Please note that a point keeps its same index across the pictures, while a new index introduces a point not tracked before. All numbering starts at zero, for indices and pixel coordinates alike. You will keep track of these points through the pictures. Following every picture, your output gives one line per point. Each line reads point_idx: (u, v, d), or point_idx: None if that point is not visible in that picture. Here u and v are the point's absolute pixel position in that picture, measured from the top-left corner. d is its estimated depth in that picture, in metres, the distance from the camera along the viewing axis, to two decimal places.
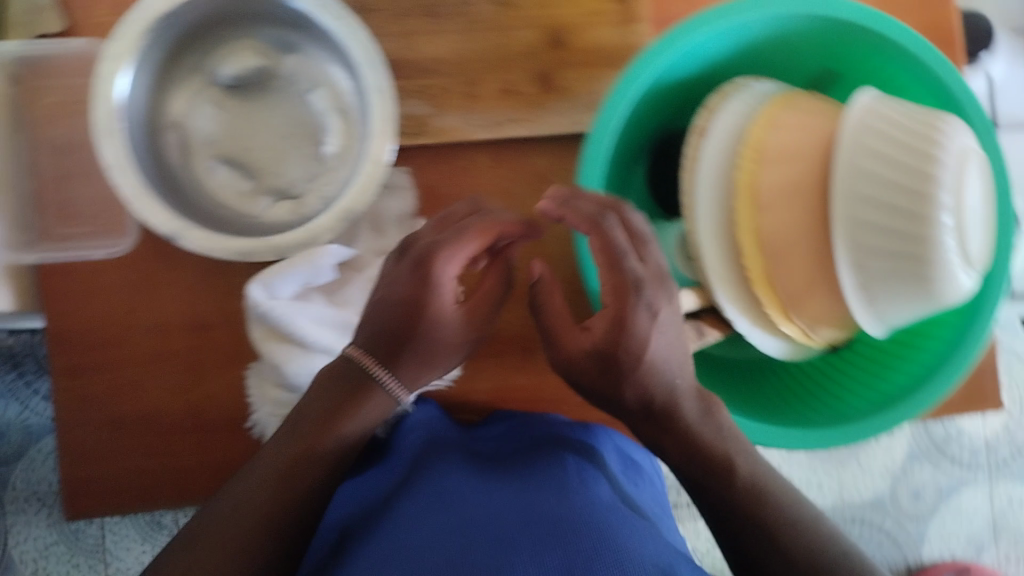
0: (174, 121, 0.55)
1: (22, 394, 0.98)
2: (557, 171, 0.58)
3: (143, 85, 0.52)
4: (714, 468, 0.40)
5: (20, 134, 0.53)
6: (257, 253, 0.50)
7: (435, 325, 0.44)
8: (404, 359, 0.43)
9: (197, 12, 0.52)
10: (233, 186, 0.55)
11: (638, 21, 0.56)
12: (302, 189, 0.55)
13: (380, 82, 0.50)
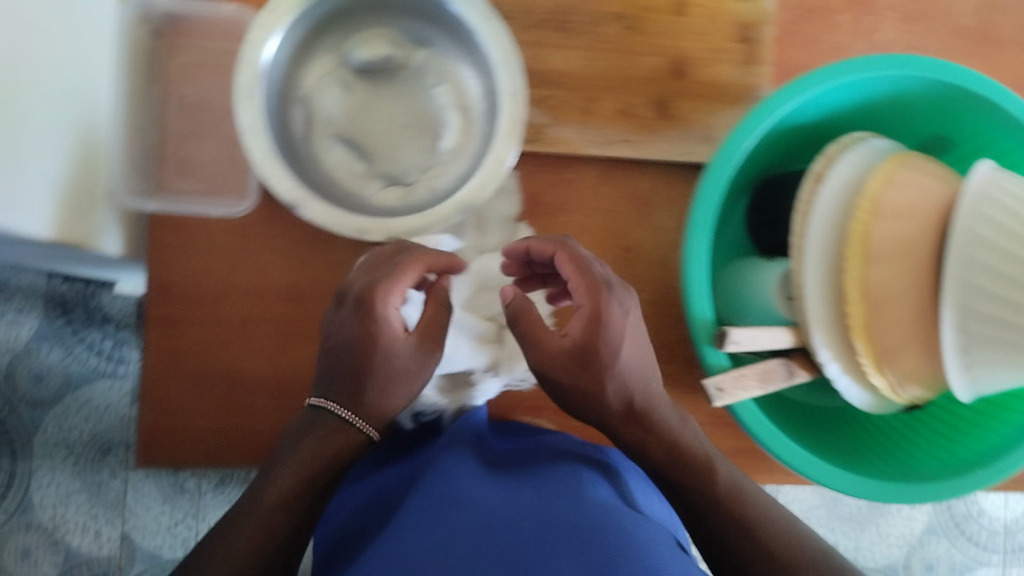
0: (303, 96, 0.55)
1: (67, 340, 0.99)
2: (660, 196, 0.59)
3: (285, 56, 0.53)
4: (688, 469, 0.47)
5: (153, 86, 0.54)
6: (373, 232, 0.51)
7: (392, 357, 0.45)
8: (364, 395, 0.45)
9: None
10: (347, 166, 0.56)
11: (759, 63, 0.58)
12: (413, 178, 0.56)
13: (513, 86, 0.51)
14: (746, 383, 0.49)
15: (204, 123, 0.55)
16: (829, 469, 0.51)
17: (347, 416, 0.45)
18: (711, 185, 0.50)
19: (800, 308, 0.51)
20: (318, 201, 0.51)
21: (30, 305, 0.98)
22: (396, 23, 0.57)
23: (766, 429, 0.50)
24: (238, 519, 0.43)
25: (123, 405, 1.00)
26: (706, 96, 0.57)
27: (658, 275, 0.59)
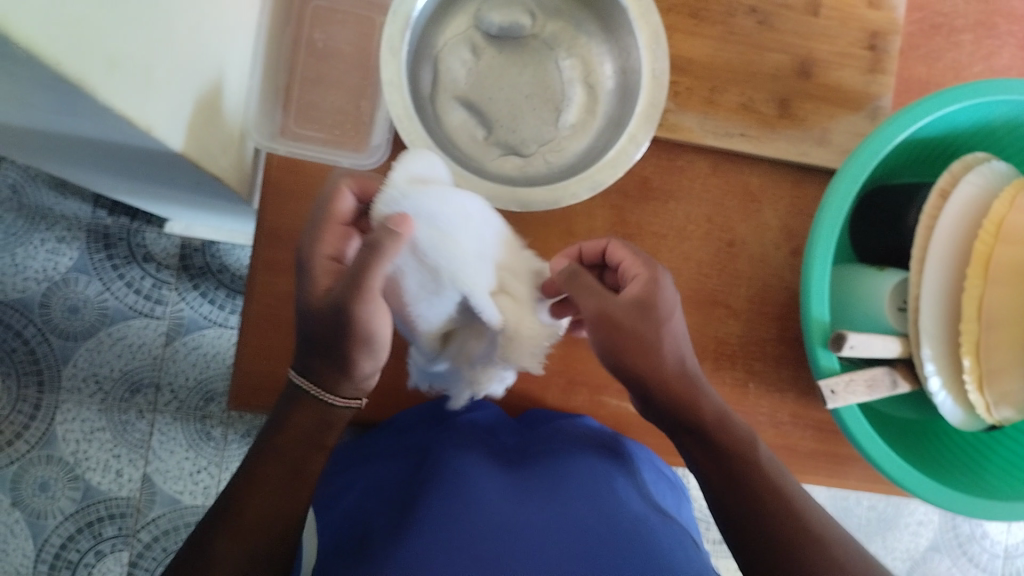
0: (435, 55, 0.56)
1: (107, 275, 0.98)
2: (768, 194, 0.59)
3: (428, 13, 0.53)
4: (733, 449, 0.44)
5: (286, 28, 0.54)
6: (500, 199, 0.50)
7: (330, 314, 0.42)
8: (323, 361, 0.44)
9: None
10: (469, 130, 0.56)
11: (881, 73, 0.58)
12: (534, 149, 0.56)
13: (656, 69, 0.51)
14: (855, 388, 0.49)
15: (334, 72, 0.55)
16: (919, 477, 0.52)
17: (319, 395, 0.45)
18: (844, 186, 0.51)
19: (915, 320, 0.52)
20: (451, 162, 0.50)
21: (73, 235, 0.97)
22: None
23: (868, 434, 0.51)
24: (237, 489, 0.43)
25: (157, 346, 0.99)
26: (828, 100, 0.58)
27: (756, 273, 0.59)
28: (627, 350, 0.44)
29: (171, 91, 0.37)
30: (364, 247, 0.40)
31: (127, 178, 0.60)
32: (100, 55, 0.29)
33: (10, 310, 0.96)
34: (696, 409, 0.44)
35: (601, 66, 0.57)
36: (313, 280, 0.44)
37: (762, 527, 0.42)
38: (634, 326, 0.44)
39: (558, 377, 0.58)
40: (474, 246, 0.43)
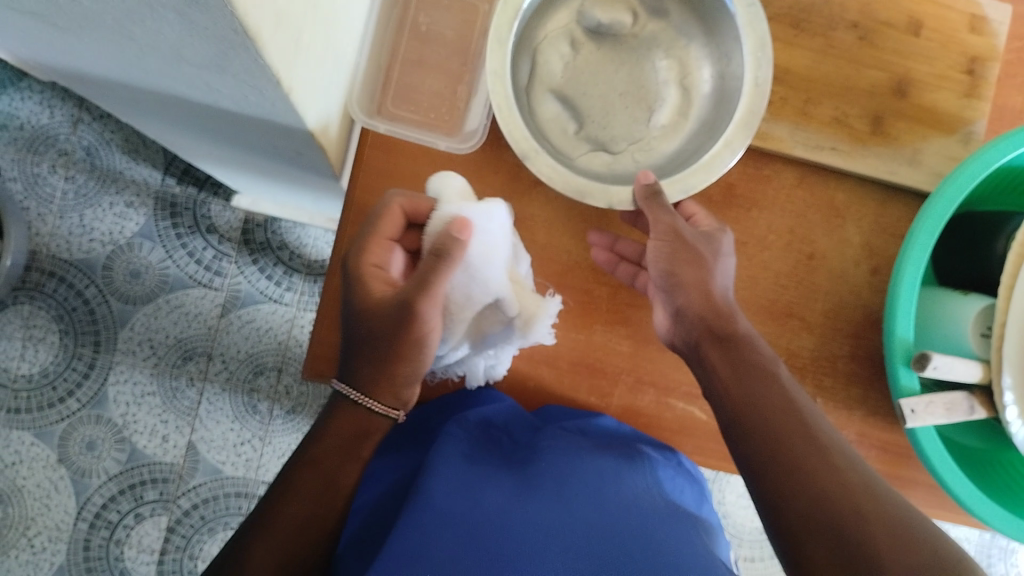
0: (534, 46, 0.56)
1: (170, 243, 1.00)
2: (851, 210, 0.59)
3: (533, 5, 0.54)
4: (754, 403, 0.46)
5: (394, 9, 0.55)
6: (592, 196, 0.51)
7: (393, 322, 0.45)
8: (375, 367, 0.46)
9: None
10: (559, 123, 0.56)
11: (978, 98, 0.58)
12: (623, 146, 0.56)
13: (756, 78, 0.52)
14: (933, 409, 0.49)
15: (434, 56, 0.56)
16: (990, 505, 0.51)
17: (359, 399, 0.47)
18: (937, 209, 0.51)
19: (998, 346, 0.51)
20: (546, 155, 0.50)
21: (141, 202, 0.99)
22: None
23: (941, 457, 0.50)
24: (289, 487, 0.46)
25: (212, 317, 1.00)
26: (922, 120, 0.58)
27: (834, 288, 0.59)
28: (683, 264, 0.51)
29: (308, 59, 0.38)
30: (432, 256, 0.45)
31: (218, 145, 0.61)
32: (273, 17, 0.30)
33: (74, 269, 0.98)
34: (724, 324, 0.50)
35: (699, 67, 0.57)
36: (366, 285, 0.47)
37: (756, 415, 0.46)
38: (696, 246, 0.51)
39: (625, 375, 0.58)
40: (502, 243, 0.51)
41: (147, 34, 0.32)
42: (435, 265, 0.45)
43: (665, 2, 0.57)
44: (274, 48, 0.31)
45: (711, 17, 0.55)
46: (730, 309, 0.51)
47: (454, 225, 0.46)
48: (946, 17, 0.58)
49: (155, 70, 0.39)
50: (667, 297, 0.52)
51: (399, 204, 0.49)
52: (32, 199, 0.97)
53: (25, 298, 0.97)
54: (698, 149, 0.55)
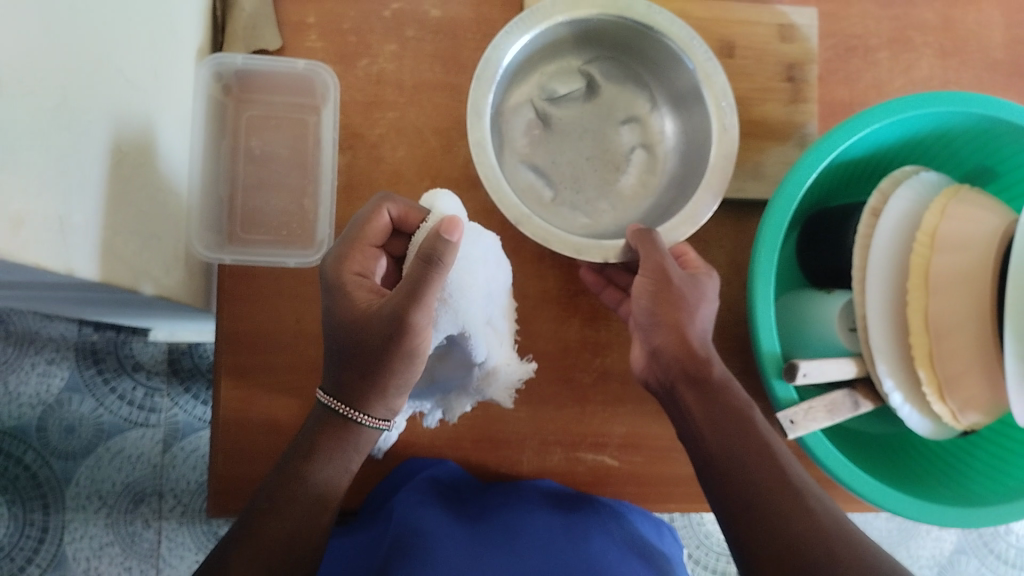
0: (500, 121, 0.59)
1: (98, 390, 1.00)
2: (711, 234, 0.60)
3: (502, 84, 0.57)
4: (735, 428, 0.46)
5: (224, 142, 0.56)
6: (557, 244, 0.50)
7: (393, 335, 0.42)
8: (365, 376, 0.45)
9: (566, 32, 0.57)
10: (535, 191, 0.59)
11: (805, 102, 0.60)
12: (597, 205, 0.59)
13: (726, 122, 0.54)
14: (815, 415, 0.50)
15: (274, 176, 0.57)
16: (894, 495, 0.51)
17: (348, 413, 0.47)
18: (774, 219, 0.52)
19: (864, 338, 0.52)
20: (537, 219, 0.50)
21: (62, 356, 0.99)
22: (597, 63, 0.61)
23: (839, 461, 0.51)
24: (265, 516, 0.44)
25: (155, 454, 1.00)
26: (756, 134, 0.59)
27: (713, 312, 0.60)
28: (671, 306, 0.50)
29: (90, 232, 0.38)
30: (421, 261, 0.41)
31: (86, 305, 0.61)
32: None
33: (8, 438, 0.97)
34: (702, 367, 0.48)
35: (657, 127, 0.62)
36: (353, 295, 0.45)
37: (732, 439, 0.46)
38: (681, 289, 0.50)
39: (530, 440, 0.59)
40: (482, 276, 0.49)
41: None
42: (428, 270, 0.41)
43: (617, 64, 0.61)
44: (16, 247, 0.31)
45: (663, 72, 0.59)
46: (708, 354, 0.49)
47: (445, 224, 0.41)
48: (755, 33, 0.60)
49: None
50: (645, 335, 0.51)
51: (392, 205, 0.49)
52: None
53: None
54: (677, 194, 0.58)
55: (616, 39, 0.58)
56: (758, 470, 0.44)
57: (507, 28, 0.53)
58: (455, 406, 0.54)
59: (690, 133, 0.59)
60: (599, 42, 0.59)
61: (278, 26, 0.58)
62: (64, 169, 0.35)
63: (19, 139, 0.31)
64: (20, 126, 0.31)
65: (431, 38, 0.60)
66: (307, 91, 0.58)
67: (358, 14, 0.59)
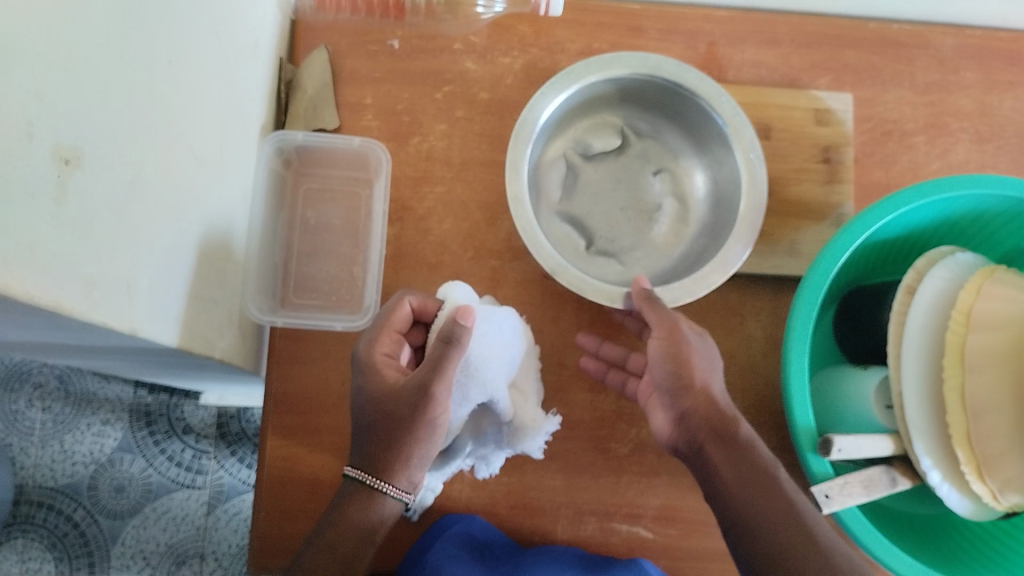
0: (535, 174, 0.62)
1: (149, 451, 1.02)
2: (746, 306, 0.61)
3: (539, 139, 0.60)
4: (760, 485, 0.46)
5: (282, 211, 0.60)
6: (590, 290, 0.53)
7: (419, 408, 0.46)
8: (393, 442, 0.47)
9: (598, 91, 0.60)
10: (570, 241, 0.60)
11: (841, 182, 0.62)
12: (628, 255, 0.61)
13: (754, 173, 0.56)
14: (851, 489, 0.49)
15: (326, 244, 0.61)
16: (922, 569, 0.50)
17: (375, 484, 0.47)
18: (809, 298, 0.53)
19: (902, 416, 0.52)
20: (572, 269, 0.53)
21: (116, 416, 1.02)
22: (630, 119, 0.64)
23: (873, 536, 0.50)
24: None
25: (199, 516, 1.01)
26: (791, 213, 0.61)
27: (748, 386, 0.60)
28: (691, 369, 0.50)
29: (157, 295, 0.40)
30: (442, 342, 0.47)
31: (145, 365, 0.64)
32: (71, 278, 0.31)
33: (60, 495, 1.00)
34: (730, 427, 0.48)
35: (687, 177, 0.63)
36: (382, 373, 0.50)
37: (758, 498, 0.45)
38: (699, 351, 0.52)
39: (565, 508, 0.59)
40: (499, 347, 0.54)
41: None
42: (450, 347, 0.47)
43: (648, 120, 0.64)
44: (88, 306, 0.32)
45: (695, 128, 0.61)
46: (735, 413, 0.50)
47: (459, 313, 0.48)
48: (790, 117, 0.63)
49: (9, 333, 0.41)
50: (671, 401, 0.51)
51: (412, 297, 0.54)
52: (12, 434, 1.00)
53: (17, 533, 0.99)
54: (712, 240, 0.59)
55: (646, 96, 0.61)
56: (795, 543, 0.44)
57: (541, 90, 0.57)
58: (494, 461, 0.57)
59: (717, 186, 0.61)
60: (631, 99, 0.62)
61: (337, 105, 0.62)
62: (137, 236, 0.37)
63: (93, 210, 0.33)
64: (95, 195, 0.33)
65: (480, 118, 0.63)
66: (362, 165, 0.62)
67: (412, 95, 0.63)
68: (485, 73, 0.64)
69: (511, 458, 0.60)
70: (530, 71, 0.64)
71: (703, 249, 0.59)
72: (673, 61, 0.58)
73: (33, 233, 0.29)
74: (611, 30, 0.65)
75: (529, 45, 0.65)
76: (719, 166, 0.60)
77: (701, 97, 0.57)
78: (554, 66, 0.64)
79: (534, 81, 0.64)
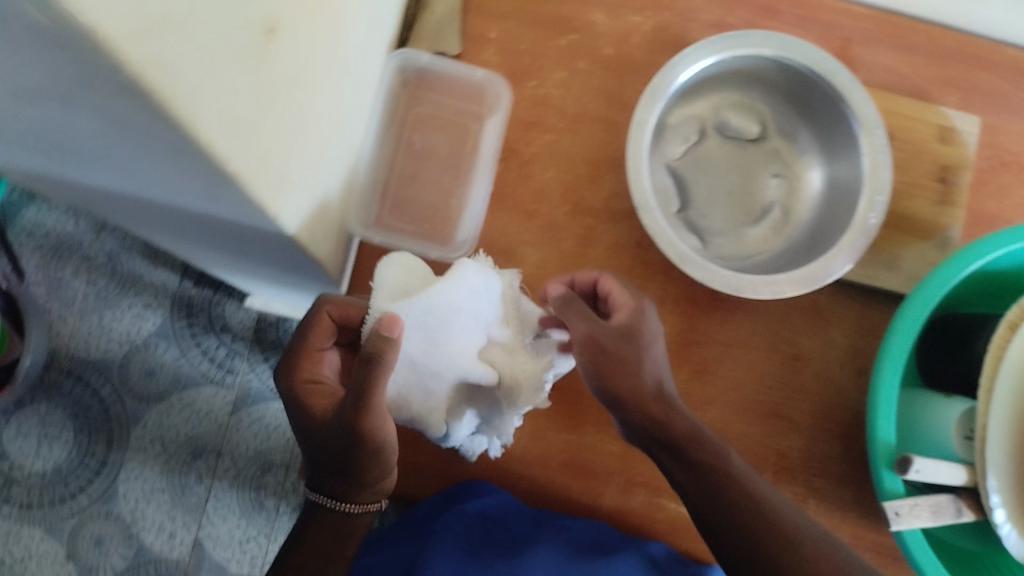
0: (664, 125, 0.60)
1: (184, 342, 1.02)
2: (835, 311, 0.60)
3: (684, 89, 0.58)
4: (706, 476, 0.45)
5: (391, 131, 0.59)
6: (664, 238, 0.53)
7: (369, 441, 0.45)
8: (349, 475, 0.48)
9: (760, 70, 0.58)
10: (666, 195, 0.59)
11: (952, 206, 0.60)
12: (712, 236, 0.59)
13: (874, 207, 0.53)
14: (919, 512, 0.49)
15: (428, 173, 0.60)
16: None
17: (336, 505, 0.50)
18: (887, 381, 0.52)
19: (981, 448, 0.51)
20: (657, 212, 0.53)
21: (158, 302, 1.02)
22: (778, 114, 0.61)
23: (933, 562, 0.50)
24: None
25: (222, 414, 1.02)
26: (897, 228, 0.60)
27: (821, 392, 0.60)
28: (615, 370, 0.48)
29: (298, 188, 0.38)
30: (362, 365, 0.43)
31: (224, 258, 0.63)
32: (252, 150, 0.30)
33: (91, 368, 1.00)
34: (664, 427, 0.47)
35: (806, 189, 0.60)
36: (313, 406, 0.48)
37: (711, 489, 0.44)
38: (618, 346, 0.49)
39: (617, 476, 0.59)
40: (455, 327, 0.49)
41: (144, 174, 0.33)
42: (370, 376, 0.43)
43: (798, 127, 0.61)
44: (255, 179, 0.31)
45: (833, 145, 0.58)
46: (670, 406, 0.47)
47: (385, 324, 0.44)
48: (912, 131, 0.61)
49: (135, 197, 0.40)
50: (610, 405, 0.49)
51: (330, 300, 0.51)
52: (54, 301, 1.01)
53: (41, 398, 0.99)
54: (803, 257, 0.57)
55: (808, 102, 0.59)
56: (755, 528, 0.42)
57: (710, 39, 0.55)
58: (504, 428, 0.52)
59: (828, 203, 0.58)
60: (788, 92, 0.59)
61: (461, 32, 0.60)
62: (296, 122, 0.35)
63: (275, 81, 0.31)
64: (280, 70, 0.31)
65: (601, 73, 0.61)
66: (478, 99, 0.61)
67: (537, 36, 0.61)
68: (614, 28, 0.62)
69: (570, 417, 0.59)
70: (659, 35, 0.62)
71: (793, 261, 0.57)
72: (851, 74, 0.54)
73: (237, 91, 0.26)
74: (746, 8, 0.62)
75: (663, 7, 0.62)
76: (841, 184, 0.57)
77: (856, 119, 0.55)
78: (684, 34, 0.62)
79: (663, 46, 0.62)
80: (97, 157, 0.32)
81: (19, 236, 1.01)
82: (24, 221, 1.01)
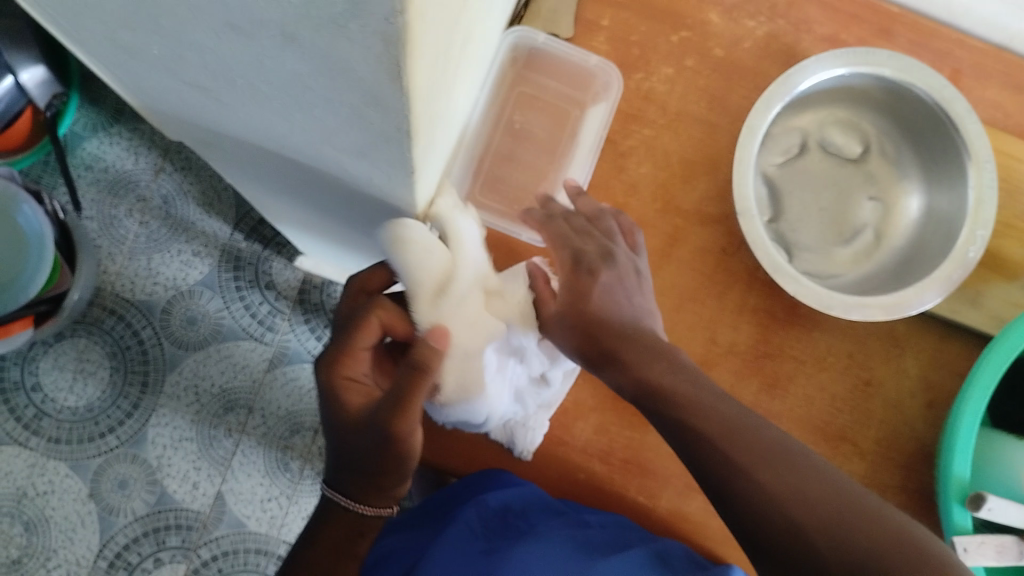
0: (768, 134, 0.60)
1: (229, 294, 1.02)
2: (912, 340, 0.60)
3: (794, 100, 0.58)
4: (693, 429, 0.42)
5: (496, 107, 0.59)
6: (760, 246, 0.53)
7: (398, 445, 0.43)
8: (369, 476, 0.45)
9: (872, 89, 0.58)
10: (761, 203, 0.59)
11: None
12: (803, 250, 0.58)
13: (975, 240, 0.53)
14: (986, 551, 0.49)
15: (524, 153, 0.61)
16: None
17: (349, 504, 0.47)
18: (967, 424, 0.53)
19: None
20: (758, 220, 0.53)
21: (207, 251, 1.02)
22: (882, 136, 0.61)
23: None
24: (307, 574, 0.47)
25: (259, 370, 1.02)
26: (986, 265, 0.59)
27: (889, 419, 0.59)
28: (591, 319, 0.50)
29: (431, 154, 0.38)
30: (408, 369, 0.43)
31: (307, 215, 0.63)
32: (427, 107, 0.29)
33: (133, 309, 1.00)
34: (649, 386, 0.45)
35: (902, 213, 0.60)
36: (344, 402, 0.45)
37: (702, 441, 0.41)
38: (577, 295, 0.51)
39: (677, 478, 0.59)
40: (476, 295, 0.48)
41: (301, 120, 0.33)
42: (413, 378, 0.42)
43: (901, 153, 0.61)
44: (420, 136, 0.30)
45: (937, 173, 0.58)
46: (648, 359, 0.47)
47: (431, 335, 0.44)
48: (1014, 169, 0.61)
49: (265, 143, 0.40)
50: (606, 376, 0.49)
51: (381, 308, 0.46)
52: (105, 238, 1.01)
53: (81, 333, 0.99)
54: (894, 283, 0.57)
55: (918, 128, 0.59)
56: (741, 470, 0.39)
57: (832, 52, 0.55)
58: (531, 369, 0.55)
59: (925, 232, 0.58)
60: (898, 115, 0.59)
61: (574, 16, 0.60)
62: (451, 87, 0.35)
63: (454, 41, 0.31)
64: (459, 30, 0.31)
65: (708, 74, 0.61)
66: (584, 85, 0.61)
67: (648, 29, 0.61)
68: (727, 30, 0.61)
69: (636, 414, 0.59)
70: (770, 42, 0.61)
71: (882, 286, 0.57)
72: (967, 104, 0.54)
73: (438, 45, 0.26)
74: (862, 26, 0.62)
75: (778, 15, 0.61)
76: (940, 213, 0.57)
77: (967, 149, 0.55)
78: (796, 45, 0.61)
79: (773, 54, 0.61)
80: (259, 98, 0.32)
81: (79, 167, 1.01)
82: (85, 154, 1.01)
